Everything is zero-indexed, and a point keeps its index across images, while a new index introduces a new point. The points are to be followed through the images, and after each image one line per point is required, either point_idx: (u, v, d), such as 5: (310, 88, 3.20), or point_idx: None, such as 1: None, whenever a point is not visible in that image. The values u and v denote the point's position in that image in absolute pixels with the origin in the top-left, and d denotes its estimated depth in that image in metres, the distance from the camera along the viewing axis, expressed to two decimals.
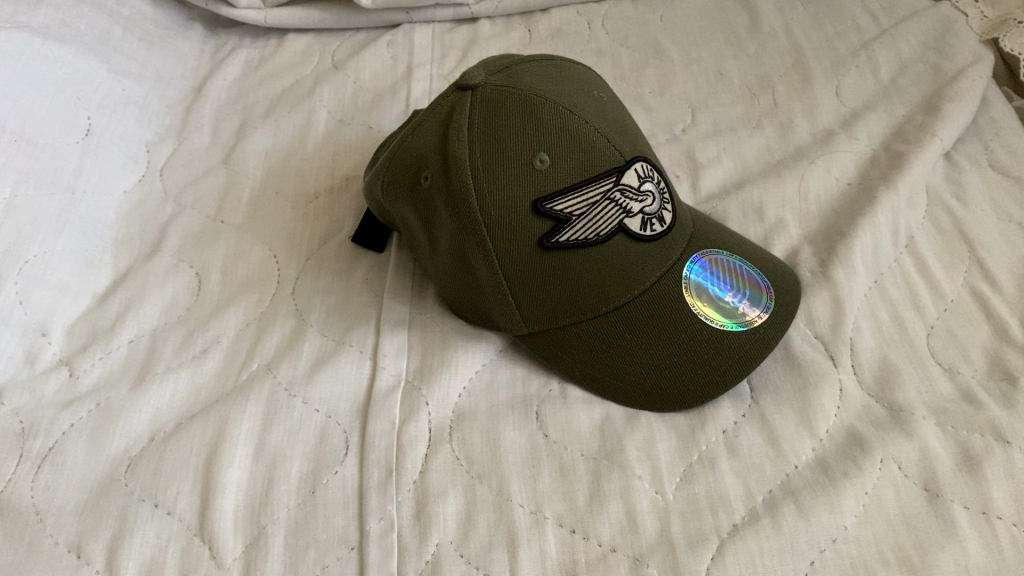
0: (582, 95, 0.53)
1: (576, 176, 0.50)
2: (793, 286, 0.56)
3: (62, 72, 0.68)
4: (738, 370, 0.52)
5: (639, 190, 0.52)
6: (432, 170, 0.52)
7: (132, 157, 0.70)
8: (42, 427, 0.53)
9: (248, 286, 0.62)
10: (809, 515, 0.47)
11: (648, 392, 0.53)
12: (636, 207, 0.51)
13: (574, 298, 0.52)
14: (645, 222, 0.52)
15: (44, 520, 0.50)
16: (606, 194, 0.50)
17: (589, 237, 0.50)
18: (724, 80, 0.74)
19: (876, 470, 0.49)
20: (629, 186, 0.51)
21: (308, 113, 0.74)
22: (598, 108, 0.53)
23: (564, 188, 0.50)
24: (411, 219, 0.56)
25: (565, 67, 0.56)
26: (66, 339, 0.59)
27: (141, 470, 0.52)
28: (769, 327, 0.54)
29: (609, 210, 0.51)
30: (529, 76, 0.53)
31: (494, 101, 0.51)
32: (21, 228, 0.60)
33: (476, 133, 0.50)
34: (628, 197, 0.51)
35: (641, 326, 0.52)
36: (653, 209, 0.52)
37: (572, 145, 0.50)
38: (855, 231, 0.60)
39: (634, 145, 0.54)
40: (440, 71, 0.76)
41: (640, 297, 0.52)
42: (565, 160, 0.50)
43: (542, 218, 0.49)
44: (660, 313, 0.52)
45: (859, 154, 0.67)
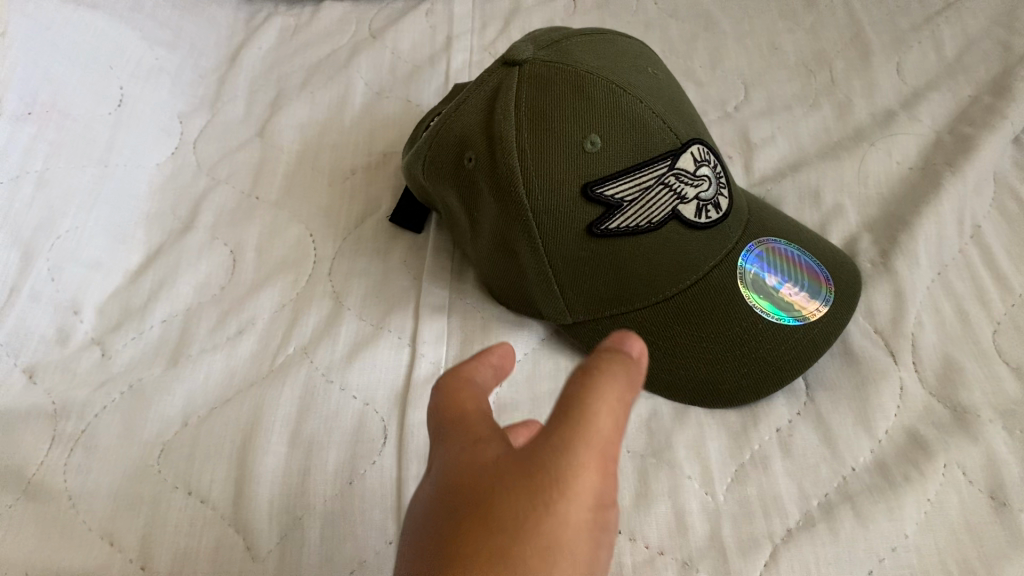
0: (636, 73, 0.51)
1: (628, 160, 0.47)
2: (853, 278, 0.54)
3: (94, 40, 0.66)
4: (794, 366, 0.50)
5: (695, 175, 0.49)
6: (475, 151, 0.49)
7: (165, 129, 0.68)
8: (75, 409, 0.52)
9: (283, 265, 0.60)
10: (867, 523, 0.45)
11: (698, 387, 0.50)
12: (691, 192, 0.49)
13: (622, 286, 0.49)
14: (700, 209, 0.49)
15: (78, 505, 0.49)
16: (660, 179, 0.48)
17: (640, 224, 0.47)
18: (779, 55, 0.70)
19: (938, 477, 0.47)
20: (685, 171, 0.49)
21: (344, 85, 0.71)
22: (653, 87, 0.51)
23: (616, 173, 0.47)
24: (452, 201, 0.54)
25: (617, 42, 0.53)
26: (98, 317, 0.57)
27: (175, 456, 0.51)
28: (828, 320, 0.51)
29: (663, 195, 0.48)
30: (580, 52, 0.50)
31: (544, 79, 0.48)
32: (53, 202, 0.59)
33: (524, 113, 0.47)
34: (683, 182, 0.48)
35: (692, 318, 0.50)
36: (709, 195, 0.50)
37: (625, 127, 0.48)
38: (919, 220, 0.57)
39: (690, 126, 0.51)
40: (480, 42, 0.74)
41: (691, 287, 0.50)
42: (618, 142, 0.47)
43: (590, 204, 0.47)
44: (713, 305, 0.50)
45: (922, 136, 0.63)
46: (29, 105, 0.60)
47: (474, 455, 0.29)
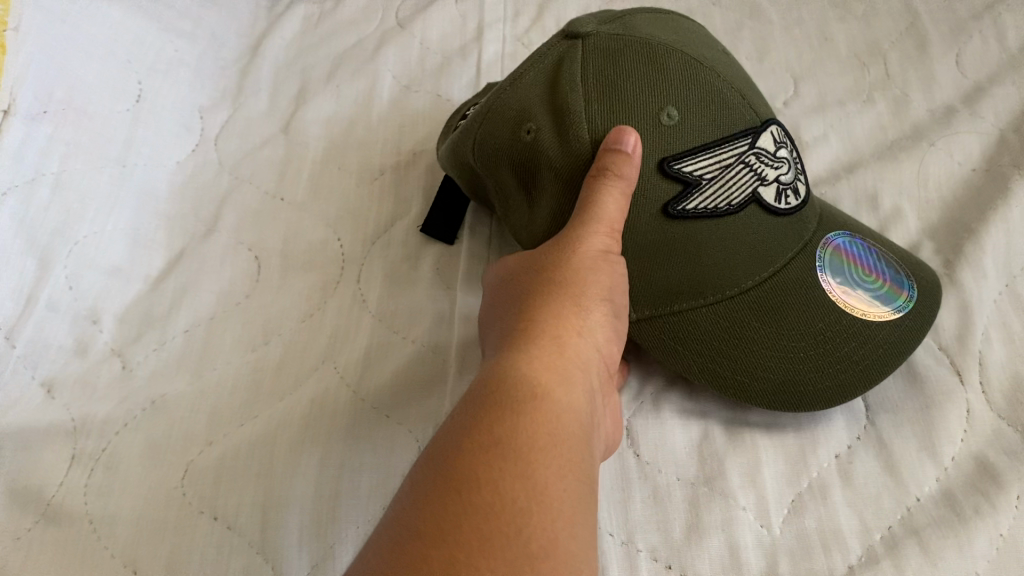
0: (707, 49, 0.47)
1: (709, 134, 0.43)
2: (929, 279, 0.51)
3: (110, 33, 0.64)
4: (881, 366, 0.47)
5: (775, 156, 0.46)
6: (539, 126, 0.45)
7: (185, 124, 0.64)
8: (95, 427, 0.50)
9: (311, 271, 0.57)
10: (936, 560, 0.42)
11: (775, 389, 0.46)
12: (771, 174, 0.45)
13: (697, 276, 0.45)
14: (779, 194, 0.46)
15: (99, 530, 0.47)
16: (741, 158, 0.44)
17: (721, 205, 0.44)
18: (830, 46, 0.66)
19: (1011, 509, 0.44)
20: (765, 151, 0.45)
21: (372, 78, 0.68)
22: (724, 65, 0.47)
23: (697, 147, 0.43)
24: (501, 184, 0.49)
25: (681, 20, 0.50)
26: (118, 326, 0.54)
27: (200, 478, 0.48)
28: (914, 317, 0.48)
29: (743, 175, 0.44)
30: (648, 24, 0.46)
31: (614, 50, 0.44)
32: (71, 205, 0.57)
33: (593, 86, 0.43)
34: (764, 163, 0.45)
35: (770, 312, 0.46)
36: (786, 181, 0.46)
37: (705, 101, 0.44)
38: (984, 229, 0.54)
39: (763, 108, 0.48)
40: (514, 31, 0.70)
41: (769, 280, 0.46)
42: (696, 116, 0.44)
43: (668, 181, 0.43)
44: (793, 299, 0.46)
45: (984, 136, 0.59)
46: (43, 105, 0.58)
47: (529, 258, 0.45)
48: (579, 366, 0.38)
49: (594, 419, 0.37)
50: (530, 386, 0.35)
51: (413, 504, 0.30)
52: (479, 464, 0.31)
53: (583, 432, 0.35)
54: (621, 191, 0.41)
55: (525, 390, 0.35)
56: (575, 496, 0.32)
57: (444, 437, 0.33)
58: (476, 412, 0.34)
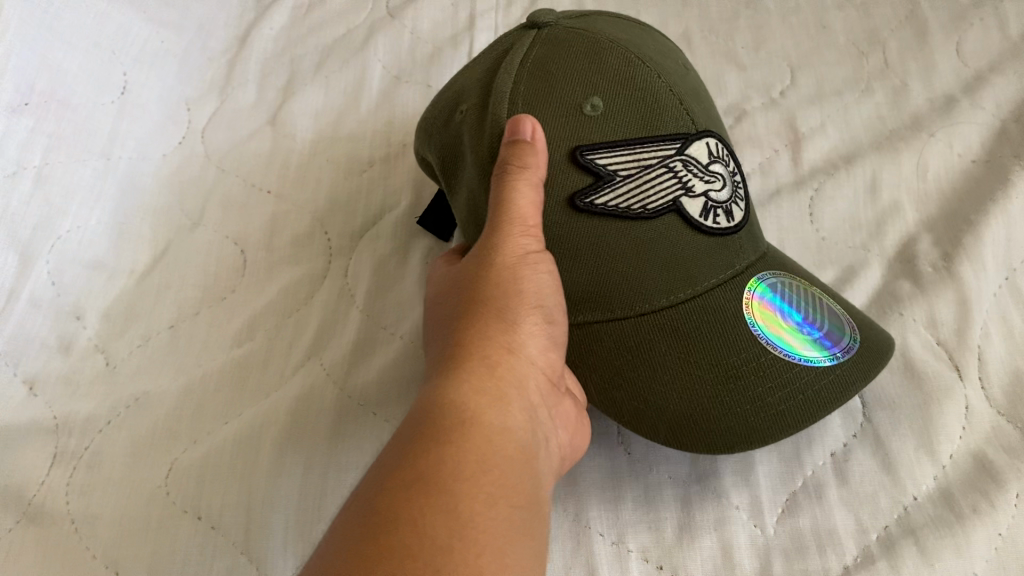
0: (665, 59, 0.46)
1: (631, 133, 0.41)
2: (881, 337, 0.45)
3: (96, 24, 0.63)
4: (817, 411, 0.40)
5: (707, 170, 0.42)
6: (467, 104, 0.45)
7: (171, 116, 0.63)
8: (78, 425, 0.49)
9: (297, 266, 0.56)
10: (934, 561, 0.41)
11: (681, 425, 0.41)
12: (699, 187, 0.42)
13: (602, 284, 0.41)
14: (707, 210, 0.42)
15: (80, 530, 0.46)
16: (664, 161, 0.41)
17: (634, 206, 0.40)
18: (828, 35, 0.65)
19: (1010, 509, 0.43)
20: (695, 160, 0.42)
21: (361, 68, 0.66)
22: (682, 77, 0.46)
23: (616, 143, 0.40)
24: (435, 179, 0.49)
25: (657, 35, 0.49)
26: (102, 322, 0.53)
27: (184, 477, 0.47)
28: (856, 364, 0.42)
29: (664, 179, 0.41)
30: (606, 25, 0.46)
31: (561, 41, 0.44)
32: (53, 199, 0.56)
33: (527, 69, 0.43)
34: (692, 173, 0.42)
35: (692, 340, 0.41)
36: (720, 199, 0.42)
37: (633, 103, 0.42)
38: (984, 221, 0.53)
39: (712, 123, 0.45)
40: (506, 20, 0.69)
41: (687, 303, 0.41)
42: (618, 110, 0.41)
43: (580, 170, 0.40)
44: (716, 326, 0.41)
45: (985, 126, 0.58)
46: (24, 97, 0.58)
47: (455, 277, 0.41)
48: (514, 386, 0.35)
49: (533, 435, 0.35)
50: (459, 415, 0.32)
51: (332, 548, 0.27)
52: (409, 503, 0.28)
53: (517, 451, 0.33)
54: (532, 175, 0.39)
55: (454, 414, 0.32)
56: (503, 523, 0.29)
57: (368, 477, 0.30)
58: (408, 444, 0.31)
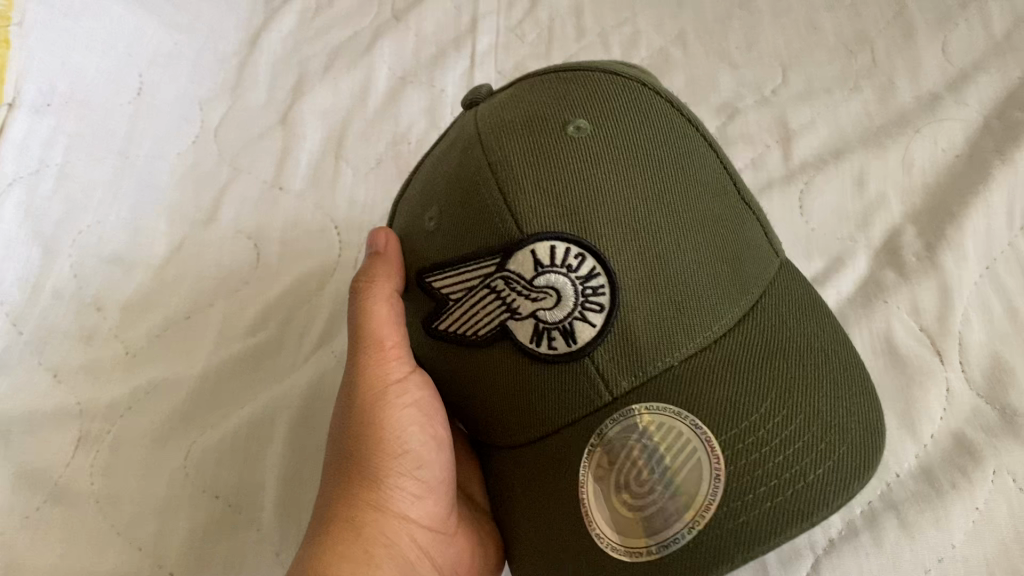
0: (572, 138, 0.38)
1: (456, 250, 0.39)
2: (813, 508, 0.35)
3: (113, 28, 0.66)
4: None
5: (534, 285, 0.37)
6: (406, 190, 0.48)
7: (185, 116, 0.65)
8: (100, 410, 0.52)
9: (308, 258, 0.59)
10: (914, 534, 0.44)
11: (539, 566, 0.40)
12: (526, 306, 0.37)
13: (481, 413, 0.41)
14: (540, 333, 0.37)
15: (104, 507, 0.49)
16: (485, 280, 0.38)
17: (467, 332, 0.39)
18: (819, 35, 0.67)
19: (987, 484, 0.45)
20: (518, 275, 0.37)
21: (368, 69, 0.69)
22: (582, 159, 0.38)
23: (437, 266, 0.40)
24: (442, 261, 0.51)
25: (609, 96, 0.40)
26: (121, 314, 0.56)
27: (204, 459, 0.50)
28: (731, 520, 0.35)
29: (491, 303, 0.38)
30: (531, 95, 0.41)
31: (455, 136, 0.43)
32: (74, 196, 0.59)
33: (423, 175, 0.45)
34: (516, 291, 0.37)
35: (544, 482, 0.39)
36: (555, 318, 0.37)
37: (467, 214, 0.39)
38: (966, 212, 0.55)
39: (602, 210, 0.37)
40: (506, 22, 0.71)
41: (542, 442, 0.39)
42: (452, 223, 0.40)
43: (427, 294, 0.41)
44: (562, 471, 0.38)
45: (969, 122, 0.60)
46: (47, 98, 0.62)
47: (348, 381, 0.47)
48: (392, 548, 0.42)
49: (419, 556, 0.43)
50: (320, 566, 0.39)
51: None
52: None
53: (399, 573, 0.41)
54: (381, 294, 0.43)
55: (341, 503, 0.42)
56: None
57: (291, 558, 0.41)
58: (319, 523, 0.42)
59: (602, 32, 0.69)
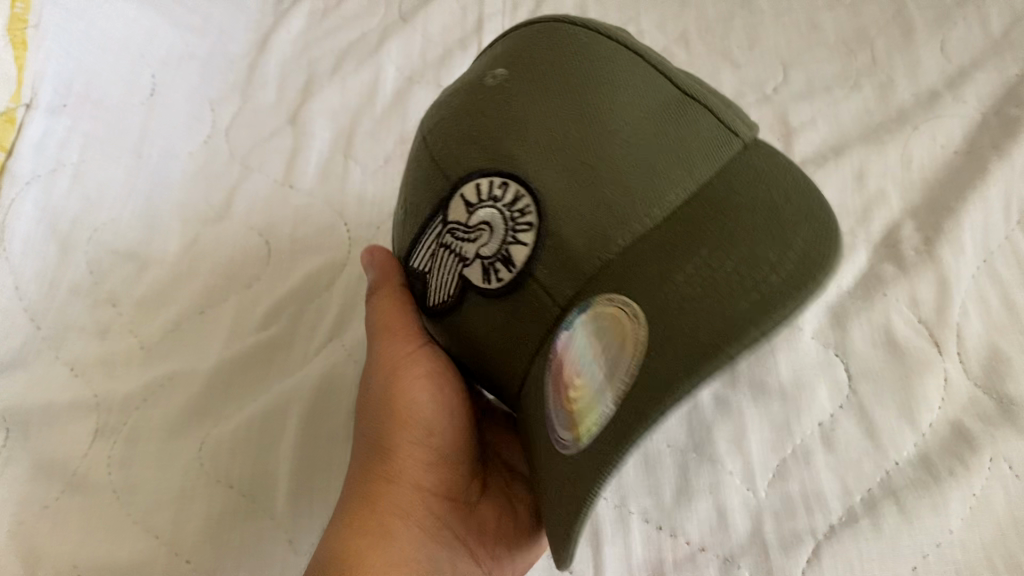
0: (503, 84, 0.39)
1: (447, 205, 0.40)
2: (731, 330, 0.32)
3: (125, 30, 0.67)
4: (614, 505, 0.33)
5: (468, 226, 0.39)
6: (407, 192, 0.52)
7: (196, 115, 0.66)
8: (116, 402, 0.53)
9: (319, 254, 0.60)
10: (912, 519, 0.45)
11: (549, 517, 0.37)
12: (467, 250, 0.39)
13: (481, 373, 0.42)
14: (487, 270, 0.38)
15: (122, 497, 0.50)
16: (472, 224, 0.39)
17: (432, 299, 0.42)
18: (819, 34, 0.68)
19: (983, 471, 0.47)
20: (459, 224, 0.39)
21: (376, 70, 0.70)
22: (524, 94, 0.38)
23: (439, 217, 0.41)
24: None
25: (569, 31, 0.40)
26: (136, 309, 0.57)
27: (218, 450, 0.51)
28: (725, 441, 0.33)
29: (447, 260, 0.40)
30: (497, 50, 0.43)
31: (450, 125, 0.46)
32: (89, 194, 0.60)
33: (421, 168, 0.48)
34: (457, 238, 0.39)
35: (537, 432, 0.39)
36: (490, 252, 0.38)
37: (427, 185, 0.41)
38: (964, 207, 0.56)
39: (511, 139, 0.38)
40: (512, 23, 0.72)
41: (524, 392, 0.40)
42: (416, 203, 0.42)
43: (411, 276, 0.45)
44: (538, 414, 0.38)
45: (966, 118, 0.61)
46: (63, 99, 0.63)
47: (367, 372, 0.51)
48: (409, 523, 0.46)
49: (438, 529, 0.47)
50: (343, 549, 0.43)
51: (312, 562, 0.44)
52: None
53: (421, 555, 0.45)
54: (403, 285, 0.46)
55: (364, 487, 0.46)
56: None
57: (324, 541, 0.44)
58: (343, 517, 0.45)
59: None
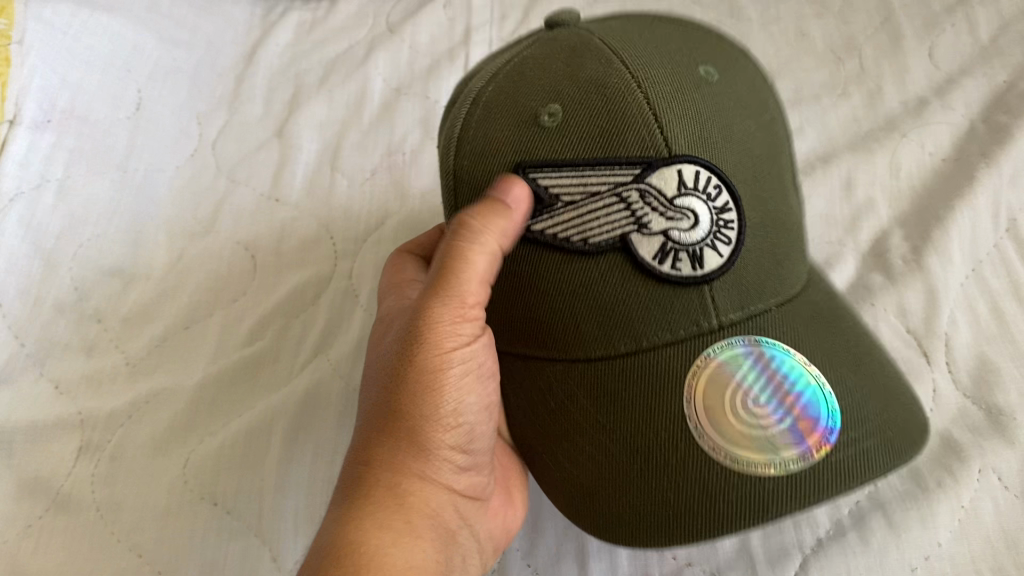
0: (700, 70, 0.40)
1: (589, 151, 0.37)
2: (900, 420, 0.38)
3: (111, 44, 0.67)
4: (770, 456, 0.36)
5: (674, 197, 0.36)
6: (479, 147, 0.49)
7: (183, 130, 0.66)
8: (101, 420, 0.52)
9: (305, 266, 0.60)
10: (900, 532, 0.45)
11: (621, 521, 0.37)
12: (653, 218, 0.36)
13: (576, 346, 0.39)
14: (665, 252, 0.36)
15: (104, 517, 0.49)
16: (615, 189, 0.36)
17: (574, 237, 0.37)
18: (807, 41, 0.67)
19: (972, 483, 0.46)
20: (658, 188, 0.36)
21: (363, 81, 0.69)
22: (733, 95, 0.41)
23: (559, 159, 0.37)
24: (507, 129, 0.39)
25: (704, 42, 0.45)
26: (121, 325, 0.57)
27: (201, 467, 0.51)
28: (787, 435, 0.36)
29: (610, 207, 0.36)
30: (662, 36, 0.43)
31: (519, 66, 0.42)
32: (74, 210, 0.60)
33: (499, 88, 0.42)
34: (648, 201, 0.36)
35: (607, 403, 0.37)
36: (689, 241, 0.36)
37: (589, 116, 0.38)
38: (952, 215, 0.56)
39: (689, 130, 0.37)
40: (499, 34, 0.72)
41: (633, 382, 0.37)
42: (572, 122, 0.38)
43: (520, 185, 0.38)
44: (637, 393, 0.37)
45: (955, 126, 0.61)
46: (47, 114, 0.63)
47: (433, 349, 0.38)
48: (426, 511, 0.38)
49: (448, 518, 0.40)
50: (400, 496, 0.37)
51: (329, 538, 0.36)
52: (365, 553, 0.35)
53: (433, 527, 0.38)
54: (487, 246, 0.37)
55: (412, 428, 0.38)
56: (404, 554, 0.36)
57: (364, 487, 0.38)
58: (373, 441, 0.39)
59: None
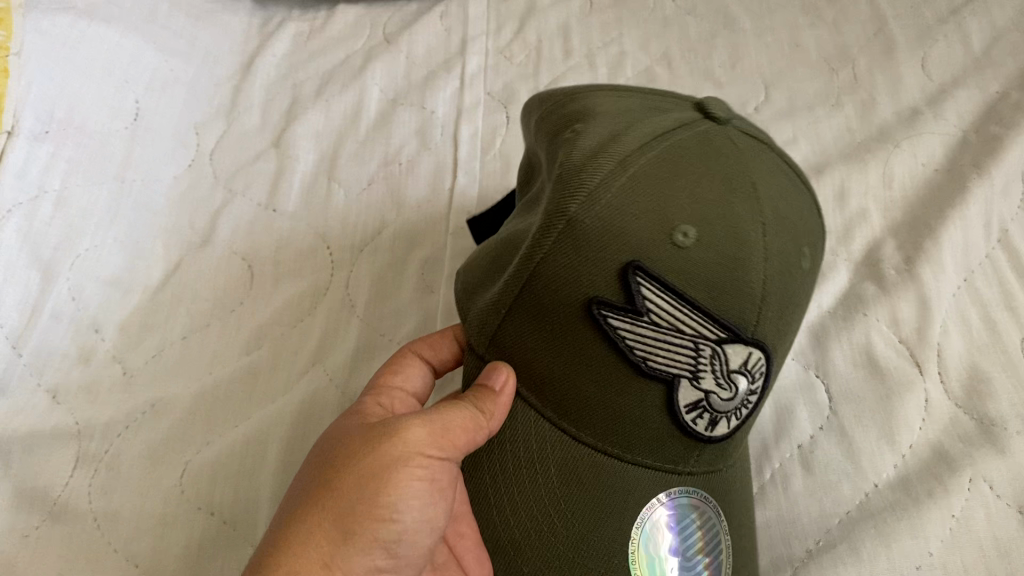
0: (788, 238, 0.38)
1: (687, 292, 0.36)
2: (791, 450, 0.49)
3: (110, 55, 0.67)
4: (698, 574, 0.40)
5: (733, 376, 0.37)
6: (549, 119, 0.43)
7: (180, 140, 0.66)
8: (98, 429, 0.53)
9: (302, 276, 0.60)
10: (891, 542, 0.45)
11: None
12: (708, 379, 0.37)
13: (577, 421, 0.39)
14: (697, 407, 0.38)
15: (101, 526, 0.49)
16: (695, 339, 0.36)
17: (638, 357, 0.37)
18: (801, 52, 0.68)
19: (964, 492, 0.47)
20: (726, 359, 0.37)
21: (360, 92, 0.70)
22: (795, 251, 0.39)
23: (662, 282, 0.36)
24: (642, 225, 0.36)
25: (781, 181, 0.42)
26: (118, 335, 0.57)
27: (197, 477, 0.51)
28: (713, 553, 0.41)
29: (681, 347, 0.37)
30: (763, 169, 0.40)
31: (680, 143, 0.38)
32: (72, 221, 0.60)
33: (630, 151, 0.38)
34: (710, 364, 0.37)
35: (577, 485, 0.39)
36: (723, 407, 0.38)
37: (716, 262, 0.36)
38: (944, 225, 0.56)
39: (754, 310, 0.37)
40: (495, 45, 0.72)
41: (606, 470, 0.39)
42: (695, 260, 0.36)
43: (616, 283, 0.36)
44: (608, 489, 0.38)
45: (948, 137, 0.61)
46: (46, 125, 0.63)
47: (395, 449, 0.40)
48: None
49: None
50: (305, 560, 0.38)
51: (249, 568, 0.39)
52: None
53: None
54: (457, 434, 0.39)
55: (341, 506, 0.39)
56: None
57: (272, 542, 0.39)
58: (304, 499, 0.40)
59: (589, 53, 0.71)
